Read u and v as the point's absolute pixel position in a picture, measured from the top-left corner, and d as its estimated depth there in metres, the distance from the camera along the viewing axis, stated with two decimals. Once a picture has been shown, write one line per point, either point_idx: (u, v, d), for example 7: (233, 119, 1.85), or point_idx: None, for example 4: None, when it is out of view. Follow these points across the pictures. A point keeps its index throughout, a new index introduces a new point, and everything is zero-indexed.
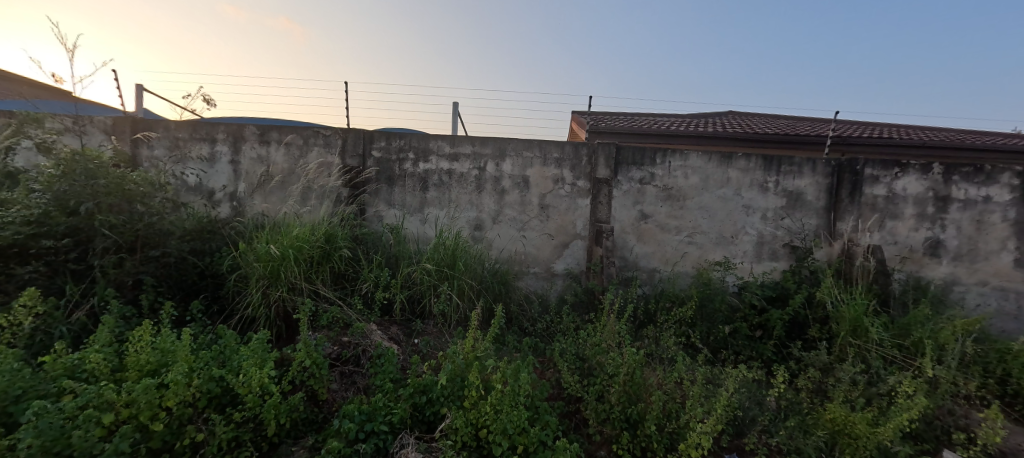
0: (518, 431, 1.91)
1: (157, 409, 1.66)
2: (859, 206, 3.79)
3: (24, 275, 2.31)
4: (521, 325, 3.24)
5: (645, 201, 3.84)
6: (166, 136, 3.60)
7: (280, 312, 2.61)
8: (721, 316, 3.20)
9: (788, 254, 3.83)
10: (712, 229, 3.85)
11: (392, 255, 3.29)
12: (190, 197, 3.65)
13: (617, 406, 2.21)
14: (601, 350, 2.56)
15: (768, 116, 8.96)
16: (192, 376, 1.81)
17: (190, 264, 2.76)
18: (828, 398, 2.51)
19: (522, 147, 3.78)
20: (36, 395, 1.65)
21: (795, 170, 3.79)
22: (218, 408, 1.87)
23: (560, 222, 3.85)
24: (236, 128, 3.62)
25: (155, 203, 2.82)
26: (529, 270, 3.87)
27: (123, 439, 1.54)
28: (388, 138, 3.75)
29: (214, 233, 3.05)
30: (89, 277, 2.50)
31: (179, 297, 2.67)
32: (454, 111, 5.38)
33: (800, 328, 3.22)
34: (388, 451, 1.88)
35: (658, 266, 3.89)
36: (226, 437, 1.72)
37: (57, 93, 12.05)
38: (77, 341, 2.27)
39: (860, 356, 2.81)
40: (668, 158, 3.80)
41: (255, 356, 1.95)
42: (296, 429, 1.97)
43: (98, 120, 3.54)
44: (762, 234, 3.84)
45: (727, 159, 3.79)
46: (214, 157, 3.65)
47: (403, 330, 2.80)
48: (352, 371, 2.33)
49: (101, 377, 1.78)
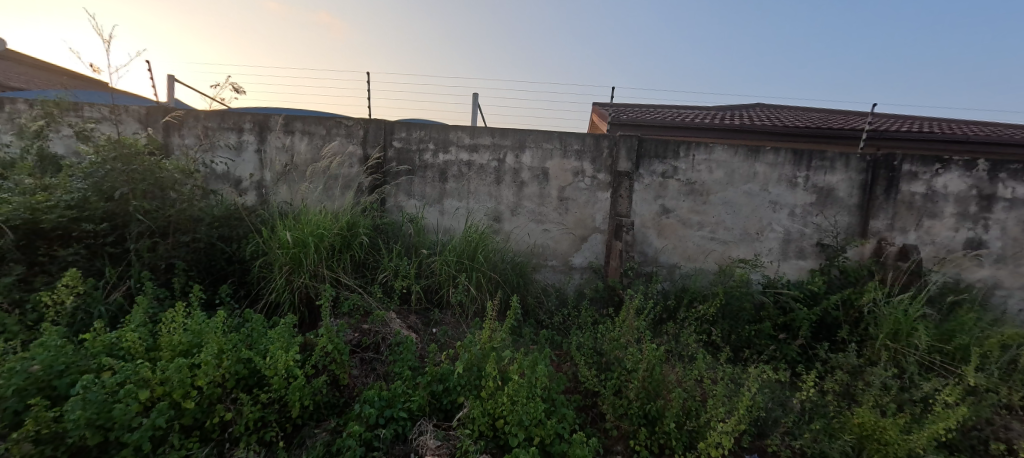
0: (535, 423, 1.92)
1: (188, 388, 1.74)
2: (895, 204, 3.61)
3: (66, 256, 2.45)
4: (538, 318, 3.24)
5: (667, 195, 3.77)
6: (196, 125, 3.70)
7: (303, 298, 2.69)
8: (745, 315, 3.14)
9: (817, 253, 3.70)
10: (736, 225, 3.75)
11: (412, 245, 3.31)
12: (219, 186, 3.77)
13: (635, 402, 2.21)
14: (619, 345, 2.56)
15: (797, 108, 8.67)
16: (222, 357, 1.88)
17: (218, 249, 2.86)
18: (856, 402, 2.43)
19: (542, 138, 3.75)
20: (78, 370, 1.75)
21: (827, 165, 3.63)
22: (245, 389, 1.93)
23: (579, 216, 3.81)
24: (262, 118, 3.71)
25: (186, 190, 2.92)
26: (546, 263, 3.85)
27: (159, 415, 1.64)
28: (409, 129, 3.77)
29: (241, 220, 3.11)
30: (125, 260, 2.61)
31: (209, 281, 2.77)
32: (472, 103, 5.36)
33: (828, 329, 3.11)
34: (407, 437, 1.93)
35: (678, 261, 3.82)
36: (253, 417, 1.80)
37: (94, 82, 12.62)
38: (114, 321, 2.38)
39: (895, 359, 2.69)
40: (692, 151, 3.71)
41: (281, 339, 2.02)
42: (319, 412, 2.03)
43: (133, 110, 3.67)
44: (789, 232, 3.72)
45: (754, 153, 3.67)
46: (241, 146, 3.75)
47: (421, 319, 2.84)
48: (372, 357, 2.38)
49: (136, 355, 1.87)
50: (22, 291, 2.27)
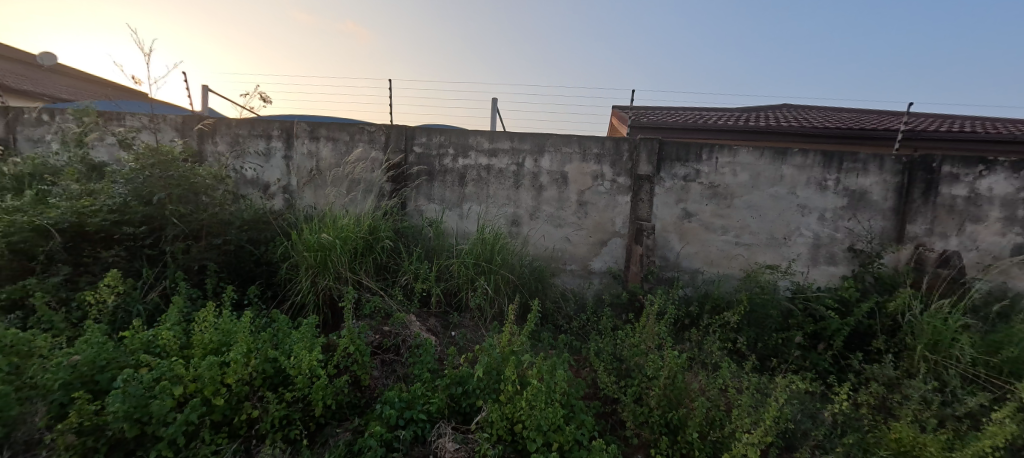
0: (553, 428, 1.90)
1: (218, 385, 1.81)
2: (934, 208, 3.43)
3: (108, 257, 2.58)
4: (556, 322, 3.22)
5: (689, 199, 3.69)
6: (228, 133, 3.87)
7: (327, 299, 2.76)
8: (772, 322, 3.04)
9: (849, 259, 3.55)
10: (763, 229, 3.64)
11: (431, 249, 3.36)
12: (248, 190, 3.91)
13: (656, 410, 2.17)
14: (639, 351, 2.52)
15: (828, 108, 8.38)
16: (250, 356, 1.96)
17: (247, 252, 2.96)
18: (893, 416, 2.31)
19: (561, 142, 3.74)
20: (118, 366, 1.85)
21: (860, 168, 3.48)
22: (271, 387, 1.99)
23: (598, 220, 3.77)
24: (289, 125, 3.84)
25: (218, 195, 3.06)
26: (565, 267, 3.83)
27: (192, 411, 1.71)
28: (429, 134, 3.83)
29: (269, 224, 3.23)
30: (161, 262, 2.73)
31: (238, 282, 2.88)
32: (492, 107, 5.39)
33: (861, 338, 2.98)
34: (425, 439, 1.95)
35: (701, 267, 3.74)
36: (278, 415, 1.86)
37: (135, 92, 13.32)
38: (151, 319, 2.50)
39: (935, 372, 2.54)
40: (716, 154, 3.62)
41: (305, 339, 2.08)
42: (341, 412, 2.08)
43: (170, 118, 3.86)
44: (819, 237, 3.58)
45: (781, 155, 3.55)
46: (269, 153, 3.88)
47: (440, 322, 2.86)
48: (392, 359, 2.42)
49: (171, 352, 1.96)
50: (68, 290, 2.41)
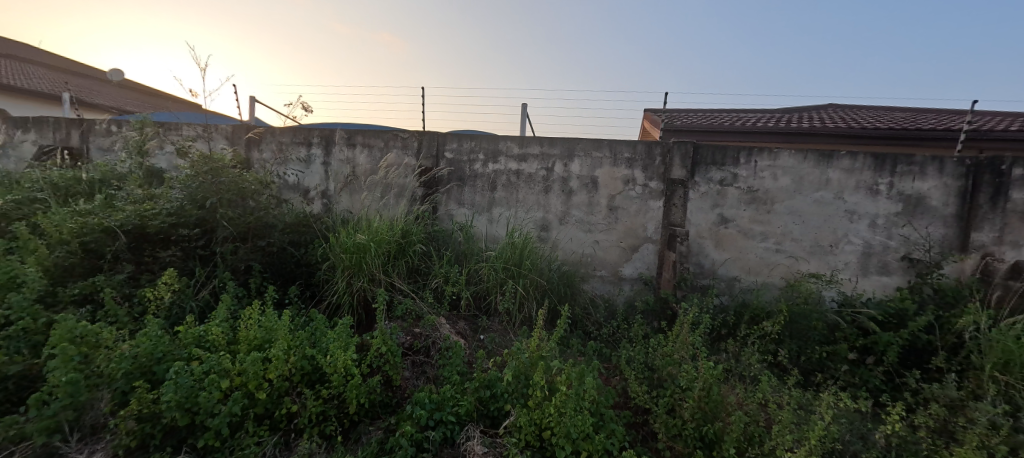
0: (582, 436, 1.88)
1: (261, 380, 1.91)
2: (1004, 214, 3.13)
3: (166, 257, 2.78)
4: (585, 328, 3.18)
5: (725, 204, 3.56)
6: (272, 141, 4.09)
7: (361, 301, 2.85)
8: (816, 335, 2.87)
9: (904, 269, 3.30)
10: (806, 236, 3.45)
11: (461, 252, 3.41)
12: (290, 195, 4.12)
13: (690, 423, 2.09)
14: (672, 361, 2.45)
15: (876, 106, 7.87)
16: (291, 353, 2.05)
17: (288, 253, 3.12)
18: (956, 441, 2.12)
19: (591, 147, 3.70)
20: (173, 358, 1.98)
21: (916, 171, 3.24)
22: (309, 384, 2.08)
23: (629, 225, 3.70)
24: (328, 133, 4.01)
25: (263, 199, 3.23)
26: (595, 273, 3.78)
27: (236, 403, 1.82)
28: (459, 140, 3.90)
29: (309, 227, 3.39)
30: (211, 262, 2.92)
31: (280, 282, 3.03)
32: (521, 112, 5.41)
33: (919, 355, 2.76)
34: (455, 441, 1.98)
35: (739, 275, 3.58)
36: (315, 410, 1.94)
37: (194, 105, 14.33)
38: (202, 315, 2.68)
39: (1006, 395, 2.31)
40: (754, 157, 3.47)
41: (341, 339, 2.16)
42: (373, 411, 2.14)
43: (222, 128, 4.13)
44: (870, 245, 3.35)
45: (827, 158, 3.36)
46: (309, 159, 4.07)
47: (469, 325, 2.90)
48: (422, 361, 2.47)
49: (220, 347, 2.09)
50: (131, 287, 2.62)
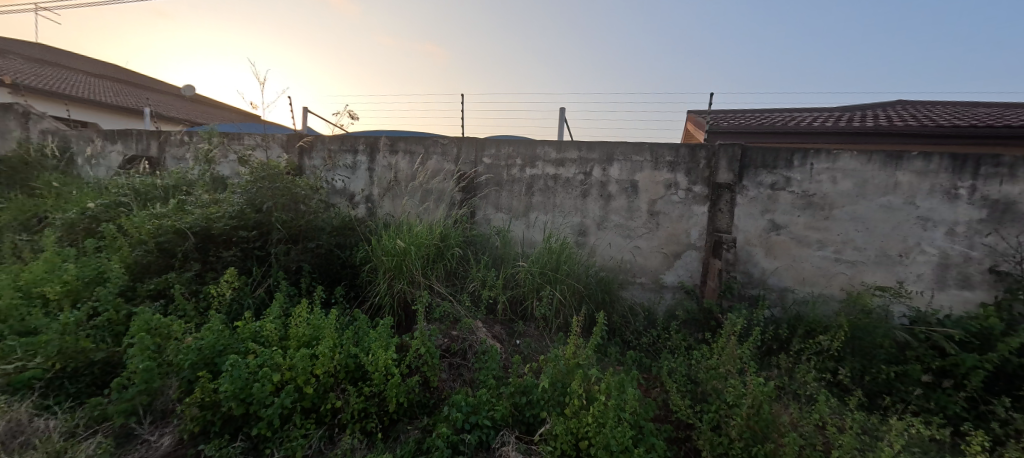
0: (622, 449, 1.79)
1: (309, 375, 2.00)
2: None
3: (227, 256, 2.99)
4: (624, 337, 3.09)
5: (777, 209, 3.34)
6: (322, 148, 4.32)
7: (401, 302, 2.93)
8: (883, 353, 2.61)
9: (990, 282, 2.94)
10: (871, 245, 3.16)
11: (498, 257, 3.42)
12: (337, 199, 4.32)
13: (737, 442, 1.96)
14: (717, 374, 2.31)
15: (957, 102, 7.12)
16: (336, 350, 2.13)
17: (335, 255, 3.27)
18: None
19: (631, 150, 3.61)
20: (231, 351, 2.11)
21: (1004, 173, 2.88)
22: (353, 381, 2.15)
23: (671, 231, 3.56)
24: (373, 140, 4.18)
25: (313, 204, 3.41)
26: (635, 280, 3.66)
27: (286, 396, 1.93)
28: (498, 145, 3.93)
29: (354, 230, 3.54)
30: (267, 262, 3.10)
31: (327, 282, 3.18)
32: (561, 116, 5.37)
33: (1010, 380, 2.43)
34: (490, 445, 1.98)
35: (792, 285, 3.34)
36: (357, 407, 2.01)
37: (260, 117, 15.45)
38: (259, 311, 2.86)
39: None
40: (810, 159, 3.24)
41: (381, 339, 2.23)
42: (411, 410, 2.18)
43: (278, 137, 4.42)
44: (948, 255, 3.02)
45: (895, 160, 3.07)
46: (355, 166, 4.26)
47: (505, 329, 2.90)
48: (459, 363, 2.49)
49: (273, 343, 2.21)
50: (197, 283, 2.85)
